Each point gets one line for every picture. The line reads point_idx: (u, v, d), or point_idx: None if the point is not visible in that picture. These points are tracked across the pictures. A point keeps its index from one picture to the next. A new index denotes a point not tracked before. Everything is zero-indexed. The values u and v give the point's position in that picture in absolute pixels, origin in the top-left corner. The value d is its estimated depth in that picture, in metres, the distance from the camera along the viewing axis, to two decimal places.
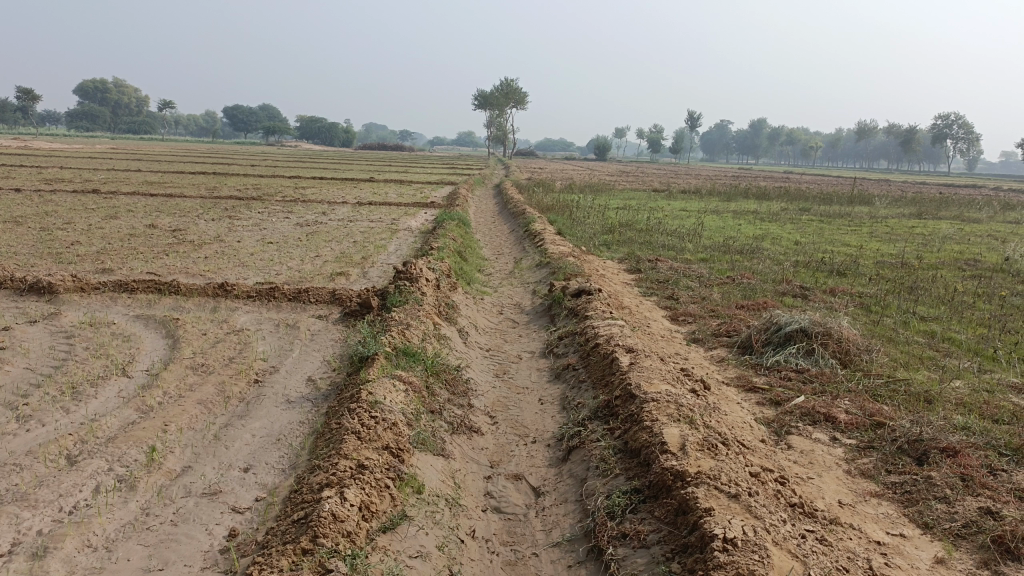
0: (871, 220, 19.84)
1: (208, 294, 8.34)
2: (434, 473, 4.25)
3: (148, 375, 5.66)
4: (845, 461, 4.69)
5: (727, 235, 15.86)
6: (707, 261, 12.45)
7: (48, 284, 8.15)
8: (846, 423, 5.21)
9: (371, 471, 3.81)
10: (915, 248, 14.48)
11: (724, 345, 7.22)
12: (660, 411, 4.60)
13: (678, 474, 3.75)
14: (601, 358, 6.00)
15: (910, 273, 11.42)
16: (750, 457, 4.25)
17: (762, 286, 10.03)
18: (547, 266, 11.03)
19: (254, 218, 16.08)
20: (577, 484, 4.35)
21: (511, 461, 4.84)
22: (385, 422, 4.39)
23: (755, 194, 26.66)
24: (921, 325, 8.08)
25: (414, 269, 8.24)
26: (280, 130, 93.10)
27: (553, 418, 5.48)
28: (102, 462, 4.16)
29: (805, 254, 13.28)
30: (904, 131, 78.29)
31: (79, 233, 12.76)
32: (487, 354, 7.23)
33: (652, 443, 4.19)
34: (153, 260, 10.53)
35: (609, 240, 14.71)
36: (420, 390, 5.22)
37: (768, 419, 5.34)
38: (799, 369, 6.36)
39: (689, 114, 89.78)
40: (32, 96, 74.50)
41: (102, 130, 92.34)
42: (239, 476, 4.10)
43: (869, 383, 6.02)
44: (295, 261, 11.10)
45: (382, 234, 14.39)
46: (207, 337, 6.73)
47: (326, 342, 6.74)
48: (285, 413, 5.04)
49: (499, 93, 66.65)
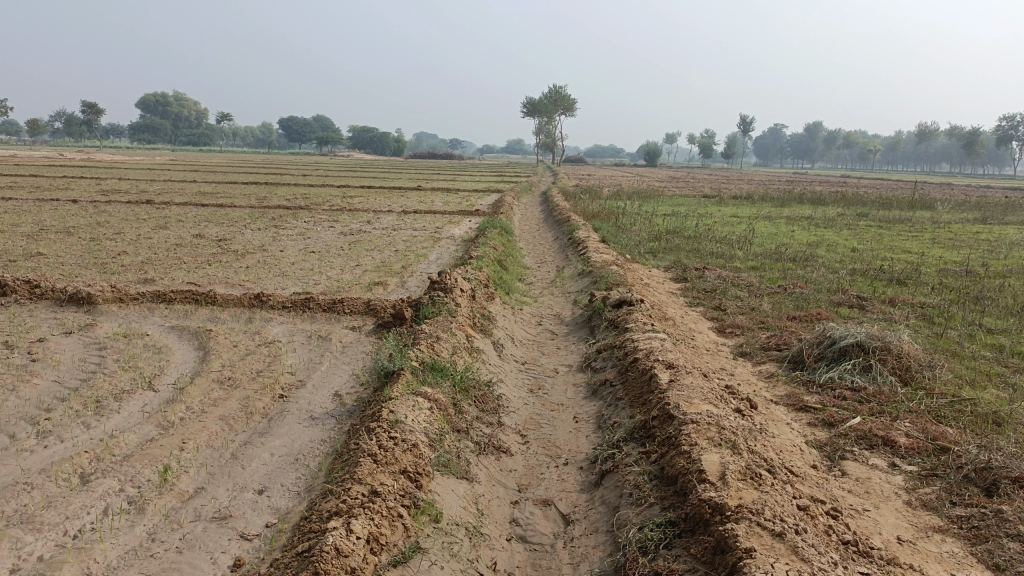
0: (933, 226, 18.99)
1: (244, 304, 8.27)
2: (455, 499, 4.00)
3: (173, 389, 5.54)
4: (905, 491, 4.29)
5: (780, 242, 15.33)
6: (757, 269, 12.01)
7: (88, 295, 8.19)
8: (906, 447, 4.81)
9: (384, 498, 3.58)
10: (981, 255, 13.74)
11: (774, 360, 6.82)
12: (699, 434, 4.27)
13: (716, 507, 3.42)
14: (639, 374, 5.68)
15: (976, 282, 10.78)
16: (798, 486, 3.89)
17: (815, 296, 9.55)
18: (589, 275, 10.76)
19: (299, 227, 16.14)
20: (609, 512, 4.05)
21: (541, 484, 4.56)
22: (404, 443, 4.16)
23: (809, 199, 25.87)
24: (988, 338, 7.56)
25: (449, 280, 8.04)
26: (331, 139, 94.91)
27: (589, 438, 5.19)
28: (114, 482, 4.02)
29: (862, 261, 12.71)
30: (967, 134, 75.61)
31: (127, 243, 12.93)
32: (523, 367, 6.97)
33: (690, 470, 3.87)
34: (194, 270, 10.56)
35: (655, 247, 14.35)
36: (446, 407, 4.99)
37: (820, 442, 4.96)
38: (855, 387, 5.93)
39: (741, 116, 87.98)
40: (95, 110, 77.34)
41: (161, 141, 95.21)
42: (252, 499, 3.92)
43: (931, 402, 5.58)
44: (334, 270, 11.02)
45: (424, 243, 14.29)
46: (237, 349, 6.61)
47: (356, 355, 6.56)
48: (307, 430, 4.86)
49: (547, 101, 66.57)
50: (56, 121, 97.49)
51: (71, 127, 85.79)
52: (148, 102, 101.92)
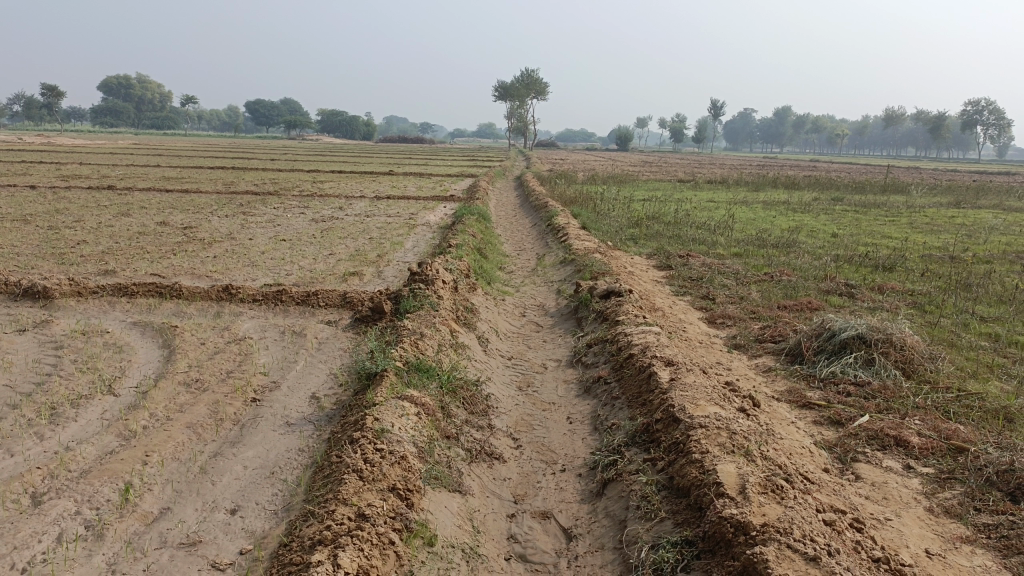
0: (908, 210, 18.97)
1: (212, 297, 7.82)
2: (449, 517, 3.66)
3: (136, 393, 5.12)
4: (925, 496, 4.04)
5: (760, 228, 15.12)
6: (740, 256, 11.79)
7: (44, 289, 7.68)
8: (920, 448, 4.56)
9: (373, 522, 3.24)
10: (961, 240, 13.64)
11: (771, 352, 6.56)
12: (710, 440, 3.97)
13: (739, 527, 3.14)
14: (636, 372, 5.37)
15: (961, 268, 10.64)
16: (819, 496, 3.62)
17: (803, 284, 9.32)
18: (571, 263, 10.45)
19: (269, 214, 15.60)
20: (615, 527, 3.76)
21: (538, 494, 4.23)
22: (392, 456, 3.81)
23: (784, 183, 25.77)
24: (983, 327, 7.37)
25: (430, 271, 7.68)
26: (299, 124, 93.49)
27: (586, 441, 4.88)
28: (70, 504, 3.62)
29: (845, 247, 12.55)
30: (932, 118, 76.42)
31: (88, 232, 12.33)
32: (509, 363, 6.64)
33: (704, 482, 3.58)
34: (159, 261, 10.05)
35: (636, 233, 14.07)
36: (433, 412, 4.64)
37: (830, 443, 4.70)
38: (859, 382, 5.68)
39: (712, 102, 87.98)
40: (55, 93, 75.39)
41: (125, 126, 93.02)
42: (224, 521, 3.54)
43: (939, 398, 5.35)
44: (307, 260, 10.56)
45: (399, 230, 13.88)
46: (205, 347, 6.19)
47: (333, 353, 6.18)
48: (283, 439, 4.48)
49: (518, 84, 66.00)
50: (15, 105, 94.77)
51: (30, 113, 83.53)
52: (110, 84, 99.35)
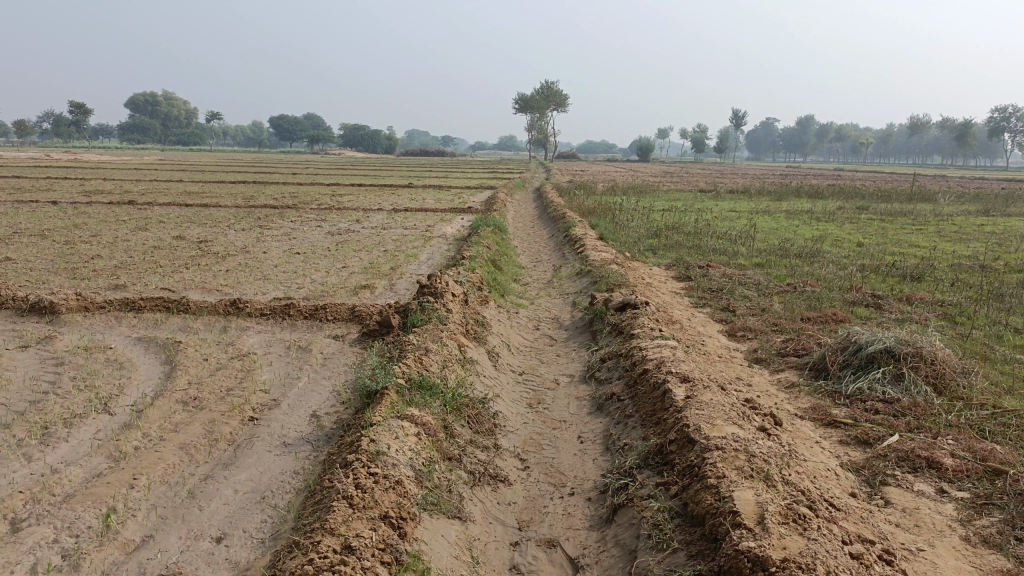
0: (936, 218, 18.49)
1: (219, 311, 7.67)
2: (445, 547, 3.44)
3: (132, 412, 4.95)
4: (961, 524, 3.74)
5: (783, 237, 14.78)
6: (762, 266, 11.48)
7: (50, 304, 7.58)
8: (954, 470, 4.26)
9: (360, 555, 3.02)
10: (992, 248, 13.20)
11: (794, 367, 6.27)
12: (726, 464, 3.72)
13: (757, 561, 2.89)
14: (650, 390, 5.11)
15: (993, 277, 10.24)
16: (845, 525, 3.34)
17: (828, 295, 8.99)
18: (587, 274, 10.21)
19: (285, 227, 15.53)
20: (625, 558, 3.52)
21: (544, 521, 3.99)
22: (386, 481, 3.60)
23: (807, 192, 25.33)
24: (1017, 338, 7.02)
25: (440, 283, 7.48)
26: (322, 138, 94.34)
27: (596, 462, 4.63)
28: (48, 531, 3.44)
29: (871, 256, 12.19)
30: (959, 125, 75.24)
31: (103, 246, 12.31)
32: (520, 378, 6.41)
33: (719, 511, 3.32)
34: (170, 275, 9.96)
35: (655, 244, 13.80)
36: (434, 432, 4.42)
37: (856, 465, 4.41)
38: (887, 399, 5.38)
39: (733, 112, 87.43)
40: (83, 109, 76.77)
41: (151, 142, 94.32)
42: (208, 550, 3.35)
43: (972, 415, 5.03)
44: (320, 273, 10.42)
45: (415, 242, 13.72)
46: (207, 363, 6.03)
47: (338, 369, 5.99)
48: (278, 460, 4.29)
49: (538, 96, 65.86)
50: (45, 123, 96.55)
51: (59, 130, 85.07)
52: (137, 101, 100.91)
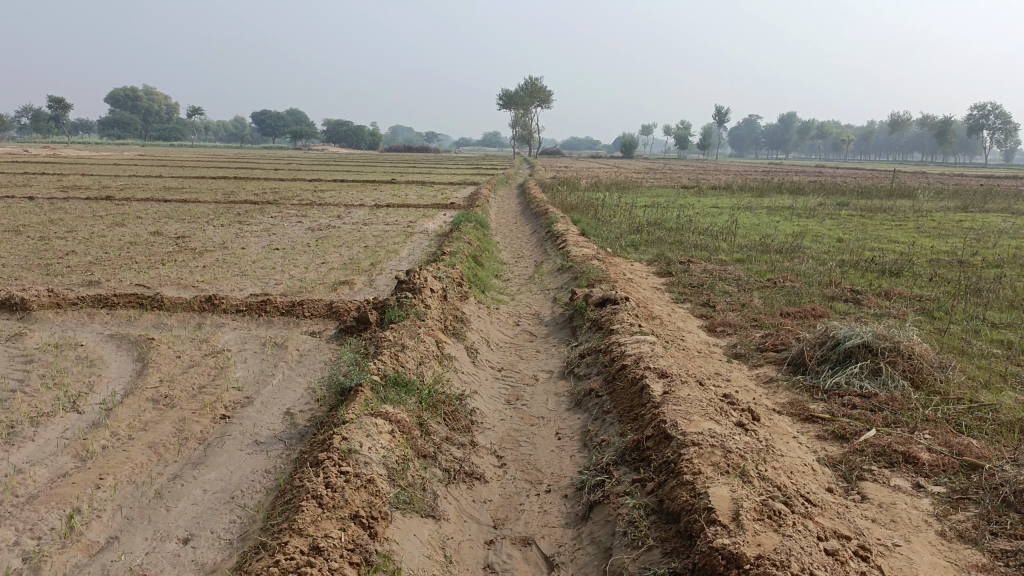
0: (916, 214, 18.63)
1: (194, 308, 7.56)
2: (418, 546, 3.38)
3: (101, 410, 4.85)
4: (936, 518, 3.74)
5: (764, 233, 14.82)
6: (743, 261, 11.50)
7: (21, 301, 7.43)
8: (930, 465, 4.25)
9: (328, 556, 2.95)
10: (969, 244, 13.30)
11: (772, 362, 6.26)
12: (703, 460, 3.68)
13: (732, 559, 2.86)
14: (628, 385, 5.08)
15: (970, 272, 10.32)
16: (821, 521, 3.32)
17: (807, 290, 9.01)
18: (569, 270, 10.17)
19: (265, 223, 15.38)
20: (600, 556, 3.48)
21: (519, 519, 3.94)
22: (357, 480, 3.53)
23: (789, 188, 25.44)
24: (994, 333, 7.06)
25: (419, 278, 7.41)
26: (305, 134, 93.74)
27: (574, 459, 4.59)
28: (9, 533, 3.34)
29: (851, 251, 12.25)
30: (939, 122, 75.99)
31: (78, 242, 12.12)
32: (499, 374, 6.36)
33: (695, 508, 3.29)
34: (146, 271, 9.82)
35: (637, 240, 13.79)
36: (409, 430, 4.35)
37: (834, 460, 4.40)
38: (865, 394, 5.38)
39: (716, 109, 87.78)
40: (62, 104, 75.83)
41: (131, 138, 93.32)
42: (174, 552, 3.27)
43: (949, 410, 5.04)
44: (298, 269, 10.31)
45: (396, 238, 13.63)
46: (179, 360, 5.92)
47: (313, 365, 5.91)
48: (250, 459, 4.21)
49: (522, 92, 65.73)
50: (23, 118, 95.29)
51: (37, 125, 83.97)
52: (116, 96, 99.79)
